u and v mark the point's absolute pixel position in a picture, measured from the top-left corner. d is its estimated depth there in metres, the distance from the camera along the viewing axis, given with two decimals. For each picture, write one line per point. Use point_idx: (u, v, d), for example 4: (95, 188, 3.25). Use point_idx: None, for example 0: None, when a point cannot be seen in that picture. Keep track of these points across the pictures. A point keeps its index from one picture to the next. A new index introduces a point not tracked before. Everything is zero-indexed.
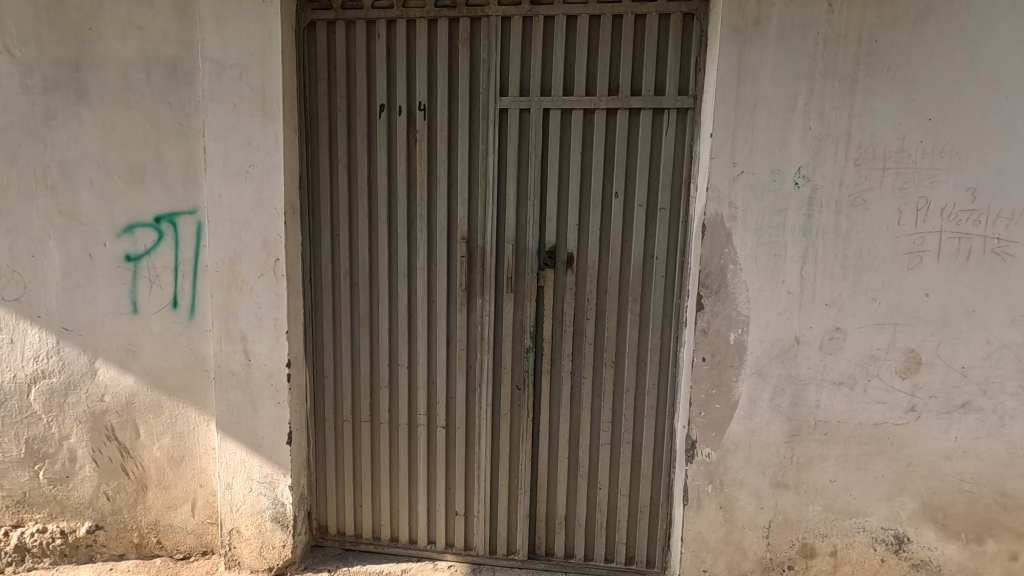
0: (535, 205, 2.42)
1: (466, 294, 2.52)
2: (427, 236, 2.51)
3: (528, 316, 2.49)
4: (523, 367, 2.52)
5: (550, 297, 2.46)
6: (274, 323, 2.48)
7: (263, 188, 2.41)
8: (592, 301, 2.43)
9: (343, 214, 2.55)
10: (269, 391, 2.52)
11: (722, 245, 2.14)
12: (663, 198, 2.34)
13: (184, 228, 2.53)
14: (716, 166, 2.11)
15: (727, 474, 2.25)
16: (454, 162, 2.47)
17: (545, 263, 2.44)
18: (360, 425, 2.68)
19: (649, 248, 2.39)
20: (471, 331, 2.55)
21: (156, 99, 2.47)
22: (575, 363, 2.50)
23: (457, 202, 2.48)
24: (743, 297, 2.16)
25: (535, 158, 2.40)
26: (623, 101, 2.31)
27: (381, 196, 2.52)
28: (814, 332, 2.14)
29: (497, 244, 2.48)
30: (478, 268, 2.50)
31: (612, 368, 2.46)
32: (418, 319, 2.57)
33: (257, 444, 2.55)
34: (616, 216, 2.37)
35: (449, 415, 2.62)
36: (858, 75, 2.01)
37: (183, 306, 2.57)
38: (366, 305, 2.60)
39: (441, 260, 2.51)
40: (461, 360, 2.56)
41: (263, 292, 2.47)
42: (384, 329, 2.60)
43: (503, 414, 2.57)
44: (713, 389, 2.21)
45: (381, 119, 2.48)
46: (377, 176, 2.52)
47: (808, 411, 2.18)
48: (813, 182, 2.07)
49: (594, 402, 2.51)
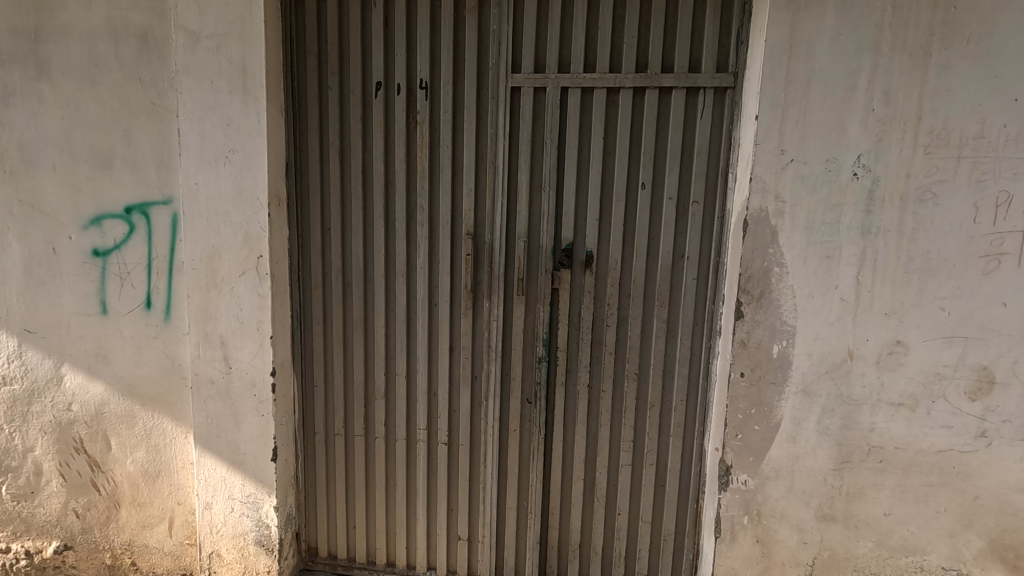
0: (550, 198, 2.15)
1: (472, 297, 2.25)
2: (428, 231, 2.24)
3: (541, 322, 2.22)
4: (535, 378, 2.26)
5: (566, 301, 2.19)
6: (257, 327, 2.23)
7: (243, 176, 2.15)
8: (614, 306, 2.17)
9: (335, 206, 2.28)
10: (252, 403, 2.27)
11: (766, 244, 1.87)
12: (696, 190, 2.06)
13: (158, 220, 2.27)
14: (761, 153, 1.83)
15: (765, 504, 1.98)
16: (458, 148, 2.20)
17: (561, 262, 2.17)
18: (354, 439, 2.42)
19: (679, 246, 2.11)
20: (476, 338, 2.28)
21: (125, 75, 2.20)
22: (594, 376, 2.23)
23: (462, 193, 2.21)
24: (789, 305, 1.88)
25: (551, 144, 2.12)
26: (653, 79, 2.03)
27: (376, 186, 2.25)
28: (870, 345, 1.86)
29: (507, 240, 2.21)
30: (485, 268, 2.23)
31: (634, 381, 2.20)
32: (418, 324, 2.31)
33: (239, 461, 2.31)
34: (642, 211, 2.10)
35: (452, 430, 2.36)
36: (932, 47, 1.72)
37: (157, 307, 2.32)
38: (360, 308, 2.33)
39: (443, 258, 2.24)
40: (466, 371, 2.29)
41: (244, 293, 2.21)
42: (380, 335, 2.33)
43: (511, 430, 2.30)
44: (752, 408, 1.95)
45: (377, 99, 2.21)
46: (373, 163, 2.25)
47: (861, 435, 1.90)
48: (874, 173, 1.79)
49: (614, 418, 2.25)
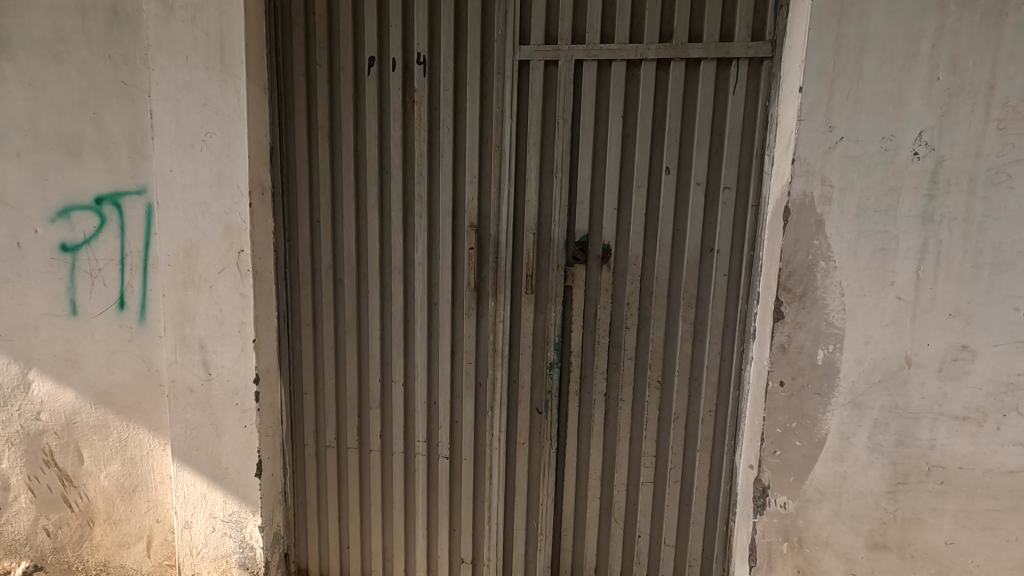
0: (563, 186, 1.92)
1: (476, 296, 2.03)
2: (427, 223, 2.03)
3: (552, 323, 1.99)
4: (545, 387, 2.04)
5: (581, 301, 1.97)
6: (238, 330, 2.02)
7: (222, 161, 1.94)
8: (634, 305, 1.94)
9: (324, 195, 2.07)
10: (233, 412, 2.07)
11: (810, 235, 1.64)
12: (727, 174, 1.83)
13: (131, 212, 2.07)
14: (806, 131, 1.60)
15: (807, 530, 1.75)
16: (460, 131, 1.98)
17: (575, 257, 1.94)
18: (347, 452, 2.21)
19: (708, 239, 1.88)
20: (481, 341, 2.06)
21: (93, 52, 2.00)
22: (611, 383, 2.01)
23: (464, 181, 2.00)
24: (837, 305, 1.65)
25: (564, 125, 1.90)
26: (679, 50, 1.80)
27: (370, 173, 2.04)
28: (931, 351, 1.62)
29: (514, 232, 1.98)
30: (490, 264, 2.01)
31: (657, 390, 1.97)
32: (416, 326, 2.09)
33: (221, 476, 2.11)
34: (666, 199, 1.87)
35: (453, 443, 2.14)
36: (1009, 4, 1.46)
37: (131, 307, 2.12)
38: (353, 307, 2.12)
39: (445, 253, 2.03)
40: (470, 378, 2.08)
41: (224, 291, 2.00)
42: (375, 337, 2.12)
43: (519, 443, 2.08)
44: (793, 421, 1.72)
45: (371, 77, 1.99)
46: (367, 148, 2.03)
47: (920, 453, 1.67)
48: (939, 151, 1.55)
49: (634, 430, 2.02)
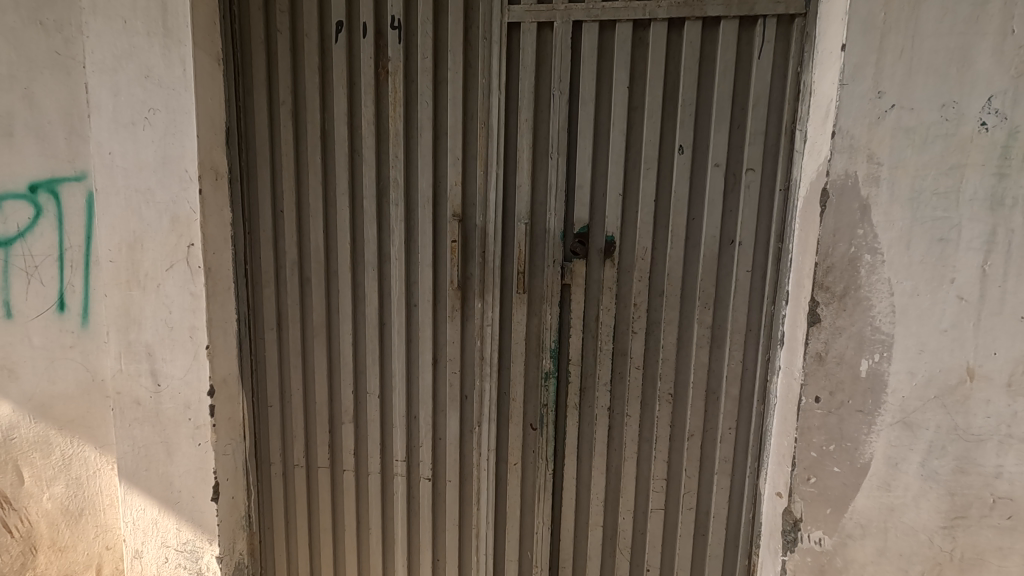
0: (559, 168, 1.66)
1: (460, 296, 1.77)
2: (404, 213, 1.77)
3: (548, 327, 1.73)
4: (540, 400, 1.78)
5: (580, 302, 1.71)
6: (190, 335, 1.78)
7: (168, 142, 1.70)
8: (642, 307, 1.68)
9: (288, 181, 1.81)
10: (186, 428, 1.82)
11: (853, 222, 1.37)
12: (751, 153, 1.57)
13: (69, 201, 1.83)
14: (849, 98, 1.34)
15: (846, 571, 1.48)
16: (442, 106, 1.72)
17: (574, 250, 1.68)
18: (318, 471, 1.96)
19: (729, 229, 1.62)
20: (466, 348, 1.81)
21: (23, 18, 1.75)
22: (615, 396, 1.75)
23: (446, 164, 1.74)
24: (885, 306, 1.38)
25: (560, 97, 1.63)
26: (695, 6, 1.53)
27: (339, 155, 1.78)
28: (999, 362, 1.35)
29: (504, 223, 1.72)
30: (477, 259, 1.75)
31: (668, 405, 1.71)
32: (393, 331, 1.84)
33: (173, 500, 1.86)
34: (679, 183, 1.61)
35: (437, 463, 1.89)
36: None
37: (72, 309, 1.88)
38: (322, 309, 1.87)
39: (424, 247, 1.77)
40: (454, 390, 1.82)
41: (173, 291, 1.76)
42: (347, 343, 1.87)
43: (511, 464, 1.83)
44: (830, 444, 1.46)
45: (338, 44, 1.74)
46: (335, 127, 1.78)
47: (983, 482, 1.40)
48: (1012, 121, 1.27)
49: (642, 449, 1.76)
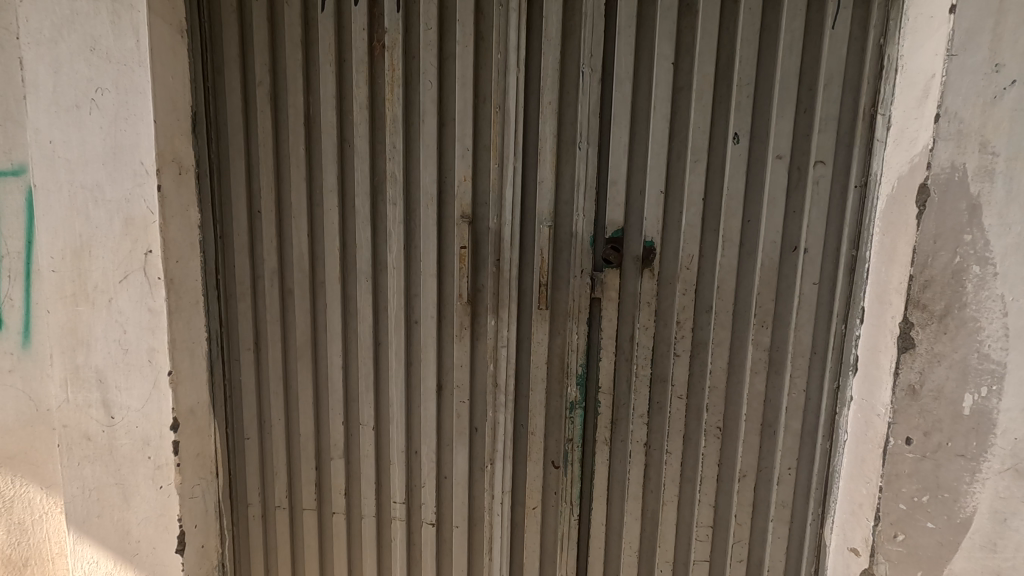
0: (588, 161, 1.40)
1: (469, 312, 1.50)
2: (404, 213, 1.50)
3: (575, 349, 1.47)
4: (564, 434, 1.52)
5: (613, 320, 1.45)
6: (148, 358, 1.50)
7: (119, 127, 1.42)
8: (686, 325, 1.42)
9: (266, 176, 1.54)
10: (145, 468, 1.55)
11: (961, 226, 1.10)
12: (820, 143, 1.31)
13: (6, 199, 1.54)
14: (959, 71, 1.07)
15: None
16: (448, 87, 1.45)
17: (607, 258, 1.42)
18: (302, 514, 1.68)
19: (792, 233, 1.36)
20: (476, 372, 1.54)
21: None
22: (653, 429, 1.49)
23: (453, 155, 1.47)
24: (996, 329, 1.11)
25: (591, 75, 1.37)
26: None
27: (327, 145, 1.51)
28: None
29: (522, 225, 1.46)
30: (489, 269, 1.48)
31: (716, 440, 1.46)
32: (390, 352, 1.56)
33: (131, 552, 1.58)
34: (733, 178, 1.35)
35: (442, 506, 1.62)
36: None
37: (11, 326, 1.60)
38: (307, 325, 1.60)
39: (427, 254, 1.50)
40: (462, 421, 1.55)
41: (128, 307, 1.48)
42: (336, 366, 1.59)
43: (530, 507, 1.56)
44: (924, 495, 1.19)
45: (325, 13, 1.46)
46: (321, 112, 1.50)
47: None
48: None
49: (684, 491, 1.50)
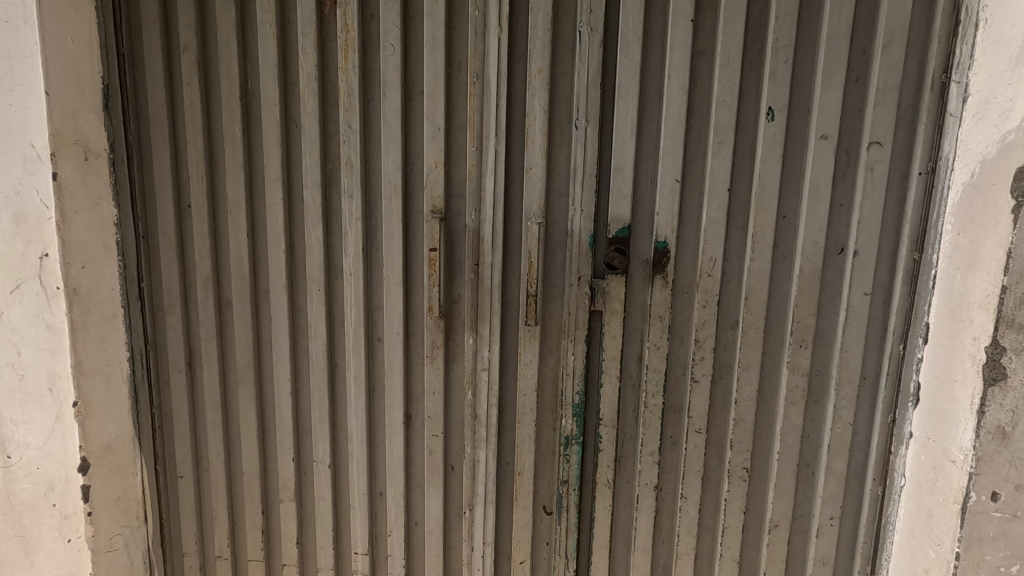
0: (587, 143, 1.14)
1: (443, 327, 1.24)
2: (361, 208, 1.23)
3: (571, 373, 1.21)
4: (558, 474, 1.26)
5: (617, 338, 1.18)
6: (49, 386, 1.24)
7: (4, 101, 1.15)
8: (707, 344, 1.16)
9: (196, 162, 1.27)
10: (50, 518, 1.28)
11: None
12: (876, 119, 1.05)
13: None
14: None
15: None
16: (415, 52, 1.18)
17: (610, 262, 1.15)
18: (248, 566, 1.42)
19: (838, 232, 1.10)
20: (452, 401, 1.27)
21: None
22: (666, 469, 1.23)
23: (421, 136, 1.20)
24: None
25: (590, 36, 1.10)
26: None
27: (268, 125, 1.24)
28: None
29: (506, 222, 1.19)
30: (466, 276, 1.22)
31: (742, 483, 1.20)
32: (348, 376, 1.30)
33: None
34: (767, 163, 1.09)
35: (413, 557, 1.36)
36: None
37: None
38: (249, 343, 1.33)
39: (391, 257, 1.23)
40: (435, 459, 1.29)
41: (22, 323, 1.22)
42: (284, 392, 1.33)
43: (516, 561, 1.30)
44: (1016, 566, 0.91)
45: None
46: (261, 84, 1.23)
47: None
48: None
49: (702, 544, 1.25)
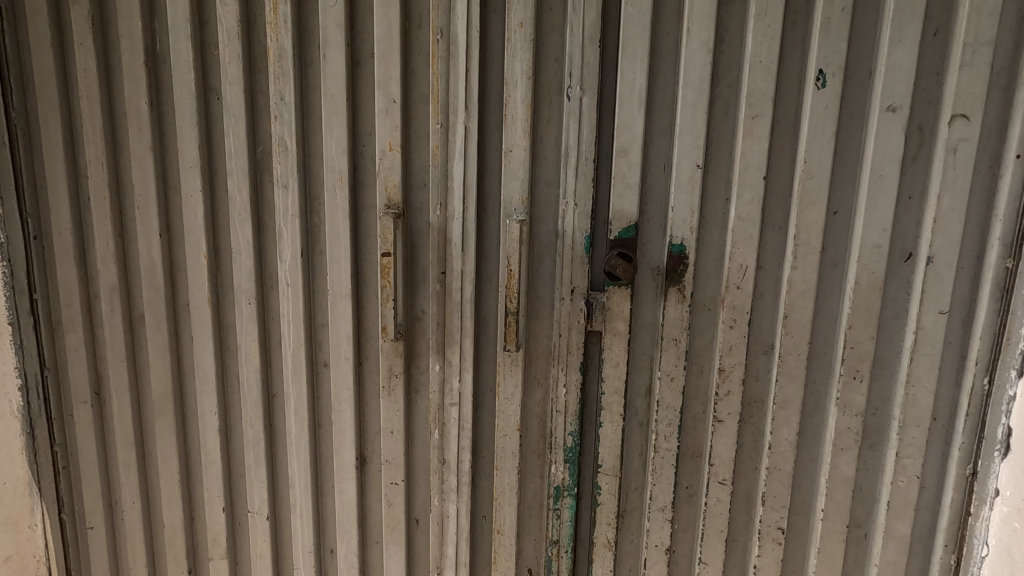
0: (582, 119, 0.89)
1: (403, 351, 0.99)
2: (299, 203, 0.98)
3: (562, 408, 0.97)
4: (547, 531, 1.02)
5: (620, 366, 0.94)
6: None
7: None
8: (734, 375, 0.92)
9: (95, 145, 1.01)
10: None
11: None
12: (962, 84, 0.80)
13: None
14: None
15: None
16: (363, 4, 0.92)
17: (612, 271, 0.90)
18: None
19: (905, 232, 0.85)
20: (415, 441, 1.03)
21: None
22: (680, 528, 0.99)
23: (372, 111, 0.95)
24: None
25: None
26: None
27: (183, 99, 0.98)
28: None
29: (481, 220, 0.95)
30: (431, 288, 0.97)
31: (776, 547, 0.96)
32: (288, 410, 1.05)
33: None
34: (815, 144, 0.84)
35: None
36: None
37: None
38: (168, 368, 1.08)
39: (337, 265, 0.98)
40: (396, 512, 1.05)
41: None
42: (213, 428, 1.09)
43: None
44: None
45: None
46: (172, 46, 0.97)
47: None
48: None
49: None
